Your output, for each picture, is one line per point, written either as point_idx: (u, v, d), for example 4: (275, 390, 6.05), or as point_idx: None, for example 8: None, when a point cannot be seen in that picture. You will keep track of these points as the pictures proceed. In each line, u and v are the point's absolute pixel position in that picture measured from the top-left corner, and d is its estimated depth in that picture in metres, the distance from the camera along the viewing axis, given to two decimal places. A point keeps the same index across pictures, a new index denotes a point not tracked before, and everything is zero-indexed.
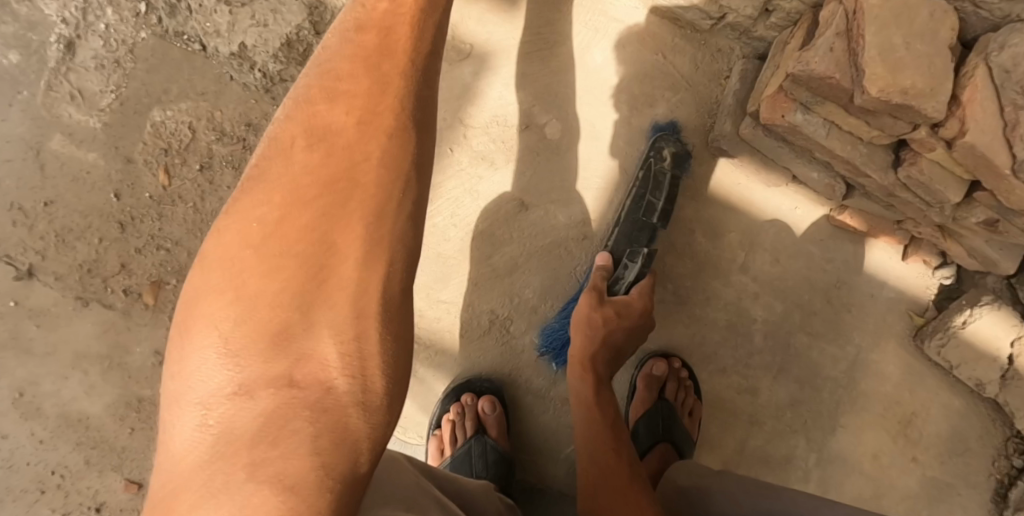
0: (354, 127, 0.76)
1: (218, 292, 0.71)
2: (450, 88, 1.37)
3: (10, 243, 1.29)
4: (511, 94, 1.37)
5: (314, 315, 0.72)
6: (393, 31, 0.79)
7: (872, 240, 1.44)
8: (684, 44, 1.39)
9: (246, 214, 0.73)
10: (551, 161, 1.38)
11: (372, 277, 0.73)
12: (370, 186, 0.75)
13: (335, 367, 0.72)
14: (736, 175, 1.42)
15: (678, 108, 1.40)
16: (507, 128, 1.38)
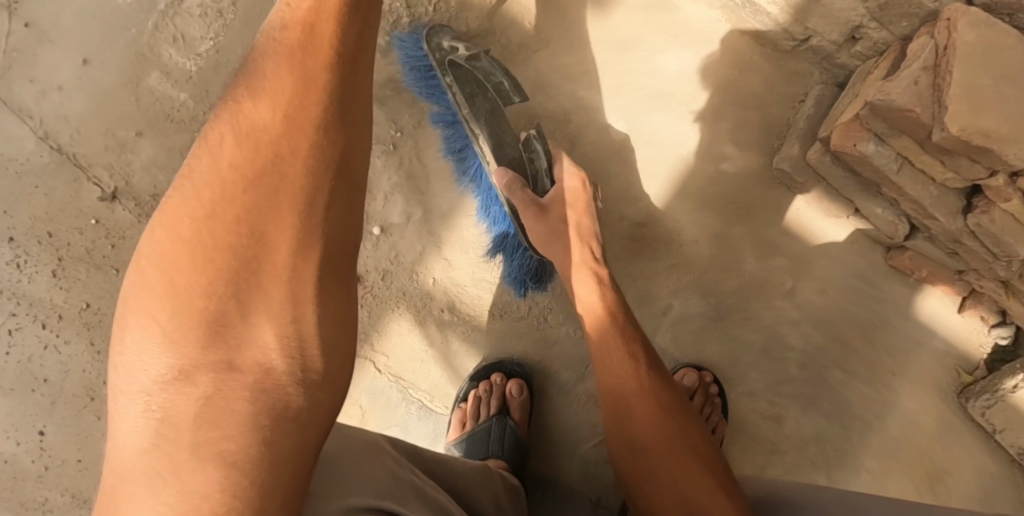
0: (280, 122, 0.78)
1: (152, 286, 0.74)
2: (524, 77, 1.40)
3: (100, 164, 1.38)
4: (582, 91, 1.40)
5: (248, 306, 0.75)
6: (315, 34, 0.81)
7: (928, 288, 1.40)
8: (762, 62, 1.39)
9: (177, 212, 0.76)
10: (612, 159, 1.40)
11: (305, 263, 0.76)
12: (298, 168, 0.77)
13: (274, 347, 0.75)
14: (795, 201, 1.40)
15: (746, 125, 1.39)
16: (575, 120, 1.40)
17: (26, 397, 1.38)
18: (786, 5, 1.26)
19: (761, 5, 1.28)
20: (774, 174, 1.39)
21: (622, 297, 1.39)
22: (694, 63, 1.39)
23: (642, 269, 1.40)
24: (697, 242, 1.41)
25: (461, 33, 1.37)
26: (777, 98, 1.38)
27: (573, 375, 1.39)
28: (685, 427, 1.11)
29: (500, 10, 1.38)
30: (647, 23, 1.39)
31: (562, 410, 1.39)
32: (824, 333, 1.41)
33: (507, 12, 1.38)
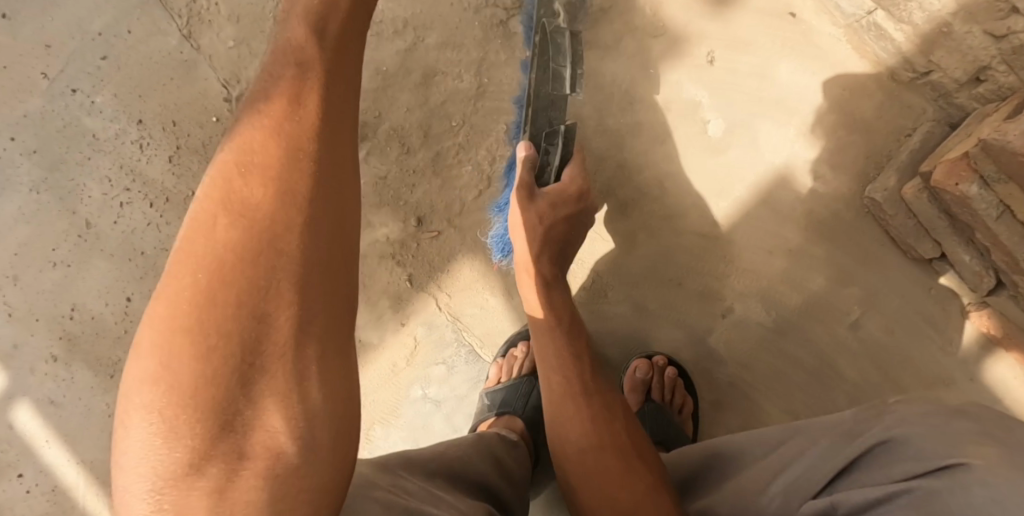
0: (272, 200, 0.76)
1: (148, 378, 0.71)
2: (632, 60, 1.39)
3: (229, 69, 1.50)
4: (686, 84, 1.38)
5: (252, 388, 0.72)
6: (302, 103, 0.80)
7: (1002, 354, 1.31)
8: (877, 89, 1.32)
9: (179, 283, 0.73)
10: (702, 156, 1.38)
11: (308, 338, 0.74)
12: (291, 244, 0.75)
13: (280, 426, 0.72)
14: (878, 234, 1.33)
15: (849, 148, 1.33)
16: (673, 111, 1.38)
17: (124, 265, 1.51)
18: (913, 33, 1.22)
19: (888, 30, 1.25)
20: (865, 204, 1.33)
21: (682, 292, 1.38)
22: (808, 75, 1.34)
23: (710, 268, 1.37)
24: (768, 253, 1.36)
25: (583, 7, 1.38)
26: (884, 126, 1.31)
27: (620, 354, 1.41)
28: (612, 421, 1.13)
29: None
30: (767, 27, 1.35)
31: None
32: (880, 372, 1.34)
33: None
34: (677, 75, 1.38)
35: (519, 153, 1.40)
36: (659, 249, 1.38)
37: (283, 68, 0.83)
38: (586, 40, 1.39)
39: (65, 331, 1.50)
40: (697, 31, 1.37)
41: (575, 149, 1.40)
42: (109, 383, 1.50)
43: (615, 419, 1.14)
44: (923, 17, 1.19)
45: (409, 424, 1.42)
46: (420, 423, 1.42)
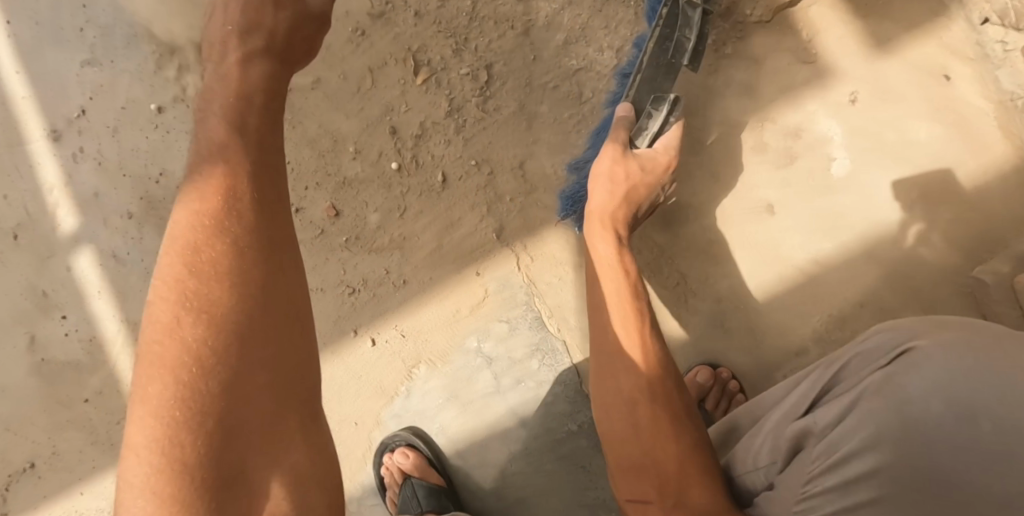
0: (229, 289, 0.82)
1: (149, 471, 0.76)
2: (777, 81, 1.34)
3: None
4: (823, 117, 1.32)
5: (249, 458, 0.80)
6: (235, 191, 0.86)
7: None
8: (1013, 176, 1.27)
9: (154, 402, 0.77)
10: (819, 192, 1.32)
11: (286, 400, 0.82)
12: (257, 326, 0.82)
13: (278, 482, 0.80)
14: (976, 320, 1.27)
15: (965, 226, 1.28)
16: (803, 140, 1.32)
17: None
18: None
19: None
20: (969, 284, 1.28)
21: (763, 319, 1.33)
22: (949, 145, 1.29)
23: (797, 304, 1.32)
24: (855, 304, 1.30)
25: (744, 16, 1.33)
26: (1008, 215, 1.27)
27: (683, 365, 1.36)
28: (676, 423, 1.07)
29: (789, 9, 1.32)
30: (921, 85, 1.30)
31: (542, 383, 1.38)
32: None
33: (795, 14, 1.32)
34: (816, 107, 1.33)
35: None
36: (751, 269, 1.34)
37: (211, 163, 0.88)
38: (738, 46, 1.34)
39: (150, 195, 1.60)
40: (851, 69, 1.32)
41: (693, 150, 1.35)
42: None
43: (670, 440, 1.05)
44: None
45: (453, 373, 1.41)
46: (465, 374, 1.41)
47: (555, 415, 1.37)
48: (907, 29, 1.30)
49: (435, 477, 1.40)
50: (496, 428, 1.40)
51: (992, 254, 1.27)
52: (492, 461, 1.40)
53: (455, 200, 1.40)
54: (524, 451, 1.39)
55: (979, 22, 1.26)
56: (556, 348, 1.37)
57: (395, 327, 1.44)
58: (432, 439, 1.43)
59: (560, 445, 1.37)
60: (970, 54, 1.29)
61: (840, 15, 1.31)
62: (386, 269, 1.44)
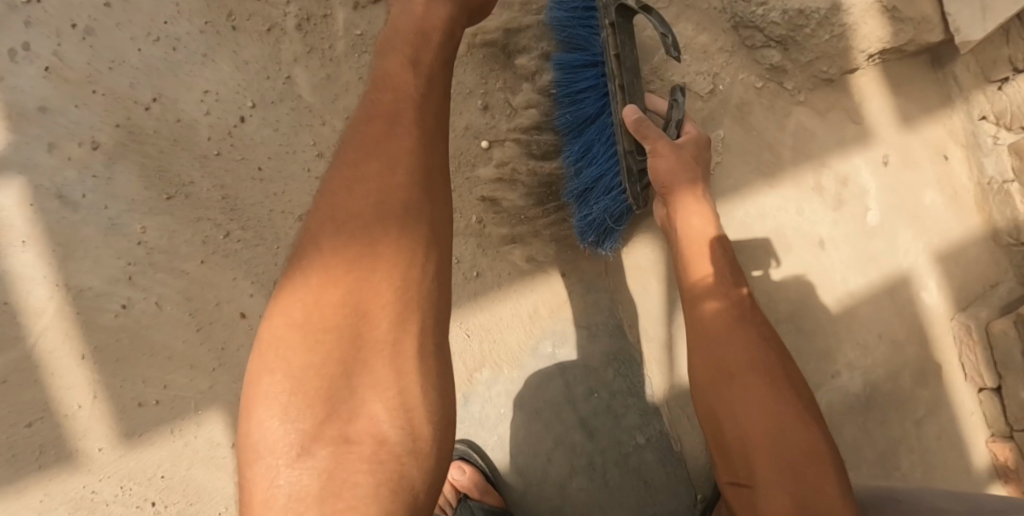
0: (373, 210, 0.83)
1: (275, 368, 0.78)
2: (834, 130, 1.41)
3: None
4: (864, 170, 1.42)
5: (359, 382, 0.78)
6: (398, 116, 0.87)
7: (998, 484, 1.42)
8: (986, 243, 1.44)
9: (290, 296, 0.81)
10: (860, 239, 1.42)
11: (406, 335, 0.80)
12: (392, 241, 0.82)
13: (384, 419, 0.78)
14: (953, 358, 1.44)
15: (954, 284, 1.44)
16: (848, 186, 1.42)
17: (256, 79, 1.25)
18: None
19: (1016, 197, 1.38)
20: (952, 324, 1.44)
21: (810, 344, 1.42)
22: (947, 211, 1.44)
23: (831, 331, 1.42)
24: (877, 336, 1.42)
25: (818, 71, 1.37)
26: (979, 275, 1.44)
27: None
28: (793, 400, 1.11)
29: (850, 75, 1.40)
30: (931, 160, 1.44)
31: (605, 390, 1.30)
32: (924, 471, 1.42)
33: (851, 80, 1.40)
34: (858, 159, 1.42)
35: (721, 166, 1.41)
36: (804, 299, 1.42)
37: (384, 89, 0.90)
38: (808, 96, 1.41)
39: (133, 124, 1.22)
40: (885, 136, 1.42)
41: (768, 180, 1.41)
42: (158, 204, 1.23)
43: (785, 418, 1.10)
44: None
45: (522, 378, 1.29)
46: (533, 383, 1.29)
47: (625, 427, 1.30)
48: (925, 111, 1.43)
49: (494, 498, 1.26)
50: (560, 441, 1.29)
51: (968, 304, 1.44)
52: (553, 477, 1.29)
53: (552, 189, 1.30)
54: (588, 465, 1.29)
55: (977, 118, 1.40)
56: (633, 360, 1.32)
57: (460, 326, 1.27)
58: (488, 454, 1.30)
59: (626, 459, 1.30)
60: (964, 140, 1.43)
61: (882, 82, 1.41)
62: (456, 257, 1.27)
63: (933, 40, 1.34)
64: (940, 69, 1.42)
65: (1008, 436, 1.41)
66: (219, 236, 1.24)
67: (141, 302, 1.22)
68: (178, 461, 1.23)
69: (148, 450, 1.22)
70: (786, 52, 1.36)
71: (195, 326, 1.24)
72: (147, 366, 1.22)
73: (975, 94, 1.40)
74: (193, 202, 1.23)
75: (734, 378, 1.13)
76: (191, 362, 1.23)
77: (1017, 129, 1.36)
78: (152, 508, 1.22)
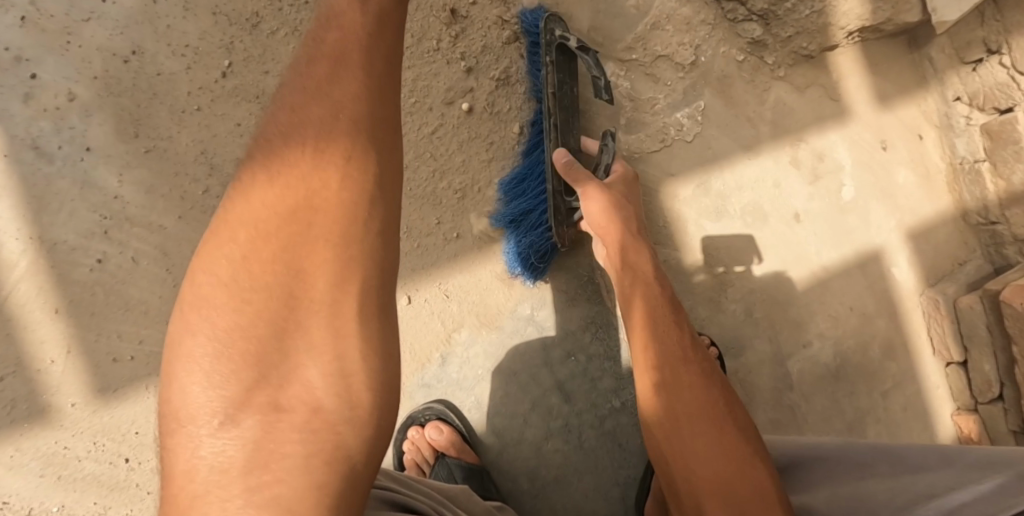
0: (312, 154, 0.80)
1: (199, 330, 0.77)
2: (814, 106, 1.43)
3: None
4: (842, 148, 1.44)
5: (292, 346, 0.78)
6: (344, 55, 0.84)
7: None
8: (956, 222, 1.49)
9: (216, 251, 0.79)
10: (836, 214, 1.43)
11: (342, 295, 0.78)
12: (332, 195, 0.80)
13: (318, 386, 0.78)
14: (922, 333, 1.48)
15: (925, 261, 1.47)
16: (826, 162, 1.43)
17: (236, 37, 1.23)
18: (1003, 189, 1.40)
19: (986, 176, 1.42)
20: (923, 299, 1.47)
21: (783, 314, 1.41)
22: (919, 189, 1.47)
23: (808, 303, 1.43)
24: (848, 308, 1.43)
25: (799, 47, 1.38)
26: (947, 253, 1.48)
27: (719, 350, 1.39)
28: (706, 371, 1.10)
29: (829, 52, 1.41)
30: (906, 139, 1.47)
31: (584, 356, 1.31)
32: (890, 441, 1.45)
33: (829, 58, 1.42)
34: (835, 135, 1.43)
35: (701, 136, 1.38)
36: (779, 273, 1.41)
37: (330, 24, 0.85)
38: (787, 71, 1.41)
39: (111, 75, 1.21)
40: (861, 113, 1.45)
41: (748, 151, 1.40)
42: (136, 156, 1.21)
43: (693, 383, 1.08)
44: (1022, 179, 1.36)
45: (500, 341, 1.29)
46: (512, 347, 1.29)
47: (600, 391, 1.31)
48: (902, 91, 1.46)
49: (472, 456, 1.26)
50: (536, 403, 1.30)
51: (937, 280, 1.48)
52: (529, 440, 1.30)
53: (528, 153, 1.31)
54: (564, 428, 1.30)
55: (952, 98, 1.44)
56: (611, 323, 1.32)
57: (439, 287, 1.27)
58: (464, 413, 1.29)
59: (602, 423, 1.31)
60: (938, 121, 1.47)
61: (860, 63, 1.43)
62: (437, 219, 1.27)
63: (910, 20, 1.37)
64: (917, 50, 1.46)
65: (972, 408, 1.47)
66: (197, 191, 1.23)
67: (117, 257, 1.21)
68: (152, 418, 1.22)
69: (122, 407, 1.21)
70: (768, 26, 1.36)
71: (171, 282, 1.22)
72: (122, 320, 1.21)
73: (950, 76, 1.43)
74: (171, 155, 1.22)
75: (654, 329, 1.11)
76: (166, 318, 1.22)
77: (989, 110, 1.39)
78: (126, 465, 1.21)
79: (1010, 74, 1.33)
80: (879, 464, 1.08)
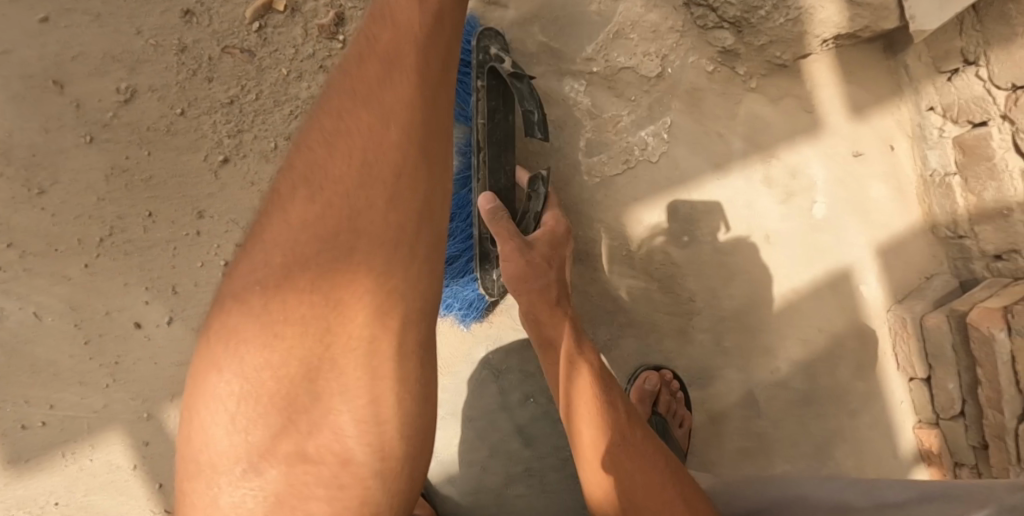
0: (354, 175, 0.74)
1: (229, 362, 0.73)
2: (787, 120, 1.34)
3: None
4: (815, 164, 1.36)
5: (325, 387, 0.73)
6: (399, 55, 0.76)
7: (920, 466, 1.47)
8: (925, 235, 1.44)
9: (250, 279, 0.74)
10: (806, 234, 1.37)
11: (380, 336, 0.73)
12: (375, 223, 0.73)
13: (349, 434, 0.73)
14: (888, 350, 1.45)
15: (894, 277, 1.43)
16: (797, 178, 1.36)
17: (146, 60, 1.09)
18: (973, 205, 1.34)
19: (956, 192, 1.36)
20: (890, 316, 1.43)
21: (750, 340, 1.37)
22: (891, 203, 1.41)
23: (778, 326, 1.37)
24: (816, 331, 1.39)
25: (772, 56, 1.28)
26: (914, 268, 1.44)
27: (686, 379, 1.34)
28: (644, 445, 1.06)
29: (802, 59, 1.32)
30: (879, 151, 1.40)
31: (547, 396, 1.24)
32: (856, 460, 1.43)
33: (802, 66, 1.33)
34: (808, 150, 1.35)
35: (668, 155, 1.29)
36: (750, 294, 1.35)
37: (384, 22, 0.78)
38: (760, 82, 1.31)
39: None
40: (835, 125, 1.37)
41: (716, 170, 1.31)
42: (26, 200, 1.06)
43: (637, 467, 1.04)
44: (993, 196, 1.31)
45: (455, 386, 1.22)
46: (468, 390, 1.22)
47: (562, 432, 1.25)
48: (876, 100, 1.38)
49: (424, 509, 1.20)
50: (496, 448, 1.23)
51: (905, 296, 1.44)
52: (489, 486, 1.23)
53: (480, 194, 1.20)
54: (525, 472, 1.24)
55: (925, 109, 1.36)
56: None
57: None
58: None
59: (564, 465, 1.26)
60: (911, 132, 1.40)
61: (833, 72, 1.35)
62: None
63: (888, 27, 1.27)
64: (893, 57, 1.37)
65: (934, 422, 1.46)
66: (102, 237, 1.09)
67: (17, 314, 1.07)
68: (73, 486, 1.11)
69: (38, 478, 1.10)
70: (739, 34, 1.25)
71: (82, 339, 1.10)
72: (28, 385, 1.08)
73: (925, 85, 1.35)
74: (67, 196, 1.08)
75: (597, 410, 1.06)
76: (80, 379, 1.10)
77: (963, 123, 1.32)
78: None
79: (986, 87, 1.26)
80: (866, 508, 1.06)
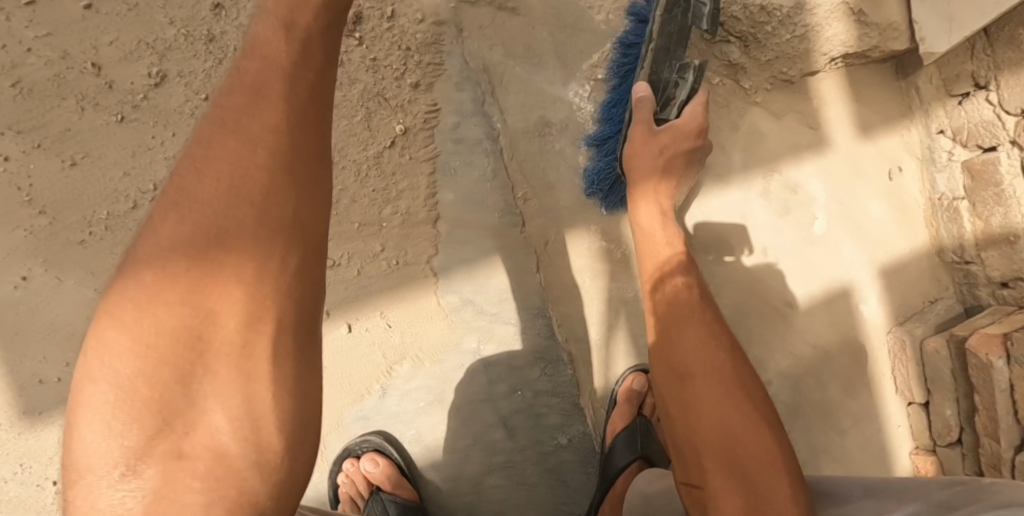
0: (222, 192, 0.72)
1: (94, 380, 0.68)
2: (792, 136, 1.38)
3: None
4: (817, 181, 1.39)
5: (197, 394, 0.69)
6: (265, 87, 0.76)
7: None
8: (929, 258, 1.42)
9: (116, 297, 0.70)
10: (803, 249, 1.40)
11: (255, 338, 0.70)
12: (245, 235, 0.71)
13: (225, 433, 0.70)
14: (886, 373, 1.43)
15: (895, 297, 1.41)
16: (799, 194, 1.40)
17: (172, 48, 1.17)
18: (981, 230, 1.33)
19: (963, 216, 1.35)
20: (890, 336, 1.42)
21: None
22: (893, 221, 1.40)
23: (768, 336, 1.43)
24: (809, 345, 1.42)
25: (778, 71, 1.32)
26: (918, 290, 1.42)
27: None
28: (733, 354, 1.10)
29: (809, 78, 1.34)
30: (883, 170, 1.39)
31: (533, 390, 1.29)
32: None
33: (810, 83, 1.35)
34: (810, 167, 1.39)
35: None
36: (743, 304, 1.42)
37: (253, 55, 0.78)
38: (765, 97, 1.36)
39: (31, 79, 1.13)
40: (840, 143, 1.38)
41: (715, 182, 1.37)
42: (58, 170, 1.15)
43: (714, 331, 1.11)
44: (1000, 222, 1.29)
45: (443, 374, 1.26)
46: (455, 378, 1.26)
47: (546, 427, 1.30)
48: (885, 121, 1.38)
49: (406, 491, 1.25)
50: (480, 437, 1.28)
51: (906, 319, 1.42)
52: (469, 475, 1.28)
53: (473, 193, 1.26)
54: (505, 463, 1.29)
55: (935, 131, 1.36)
56: (560, 360, 1.30)
57: (381, 317, 1.23)
58: (404, 446, 1.27)
59: (547, 458, 1.31)
60: (921, 153, 1.39)
61: (840, 90, 1.36)
62: (382, 245, 1.22)
63: (898, 47, 1.27)
64: (905, 78, 1.37)
65: (930, 449, 1.43)
66: (128, 208, 1.17)
67: (42, 275, 1.16)
68: None
69: (49, 430, 1.17)
70: (746, 49, 1.31)
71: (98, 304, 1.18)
72: (45, 341, 1.16)
73: (936, 107, 1.34)
74: (94, 168, 1.16)
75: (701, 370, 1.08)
76: None
77: (973, 146, 1.31)
78: (52, 487, 1.18)
79: (996, 112, 1.25)
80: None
